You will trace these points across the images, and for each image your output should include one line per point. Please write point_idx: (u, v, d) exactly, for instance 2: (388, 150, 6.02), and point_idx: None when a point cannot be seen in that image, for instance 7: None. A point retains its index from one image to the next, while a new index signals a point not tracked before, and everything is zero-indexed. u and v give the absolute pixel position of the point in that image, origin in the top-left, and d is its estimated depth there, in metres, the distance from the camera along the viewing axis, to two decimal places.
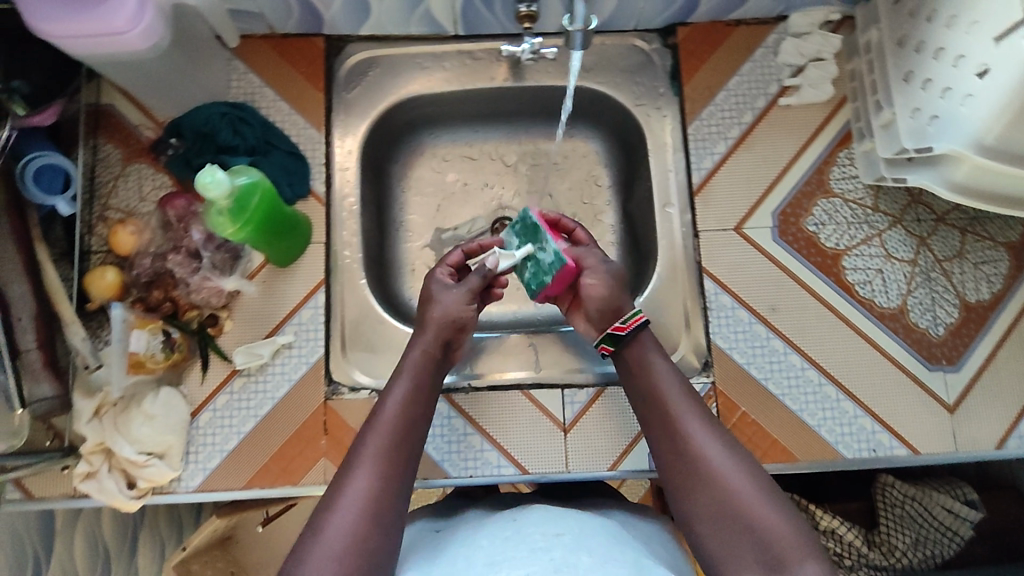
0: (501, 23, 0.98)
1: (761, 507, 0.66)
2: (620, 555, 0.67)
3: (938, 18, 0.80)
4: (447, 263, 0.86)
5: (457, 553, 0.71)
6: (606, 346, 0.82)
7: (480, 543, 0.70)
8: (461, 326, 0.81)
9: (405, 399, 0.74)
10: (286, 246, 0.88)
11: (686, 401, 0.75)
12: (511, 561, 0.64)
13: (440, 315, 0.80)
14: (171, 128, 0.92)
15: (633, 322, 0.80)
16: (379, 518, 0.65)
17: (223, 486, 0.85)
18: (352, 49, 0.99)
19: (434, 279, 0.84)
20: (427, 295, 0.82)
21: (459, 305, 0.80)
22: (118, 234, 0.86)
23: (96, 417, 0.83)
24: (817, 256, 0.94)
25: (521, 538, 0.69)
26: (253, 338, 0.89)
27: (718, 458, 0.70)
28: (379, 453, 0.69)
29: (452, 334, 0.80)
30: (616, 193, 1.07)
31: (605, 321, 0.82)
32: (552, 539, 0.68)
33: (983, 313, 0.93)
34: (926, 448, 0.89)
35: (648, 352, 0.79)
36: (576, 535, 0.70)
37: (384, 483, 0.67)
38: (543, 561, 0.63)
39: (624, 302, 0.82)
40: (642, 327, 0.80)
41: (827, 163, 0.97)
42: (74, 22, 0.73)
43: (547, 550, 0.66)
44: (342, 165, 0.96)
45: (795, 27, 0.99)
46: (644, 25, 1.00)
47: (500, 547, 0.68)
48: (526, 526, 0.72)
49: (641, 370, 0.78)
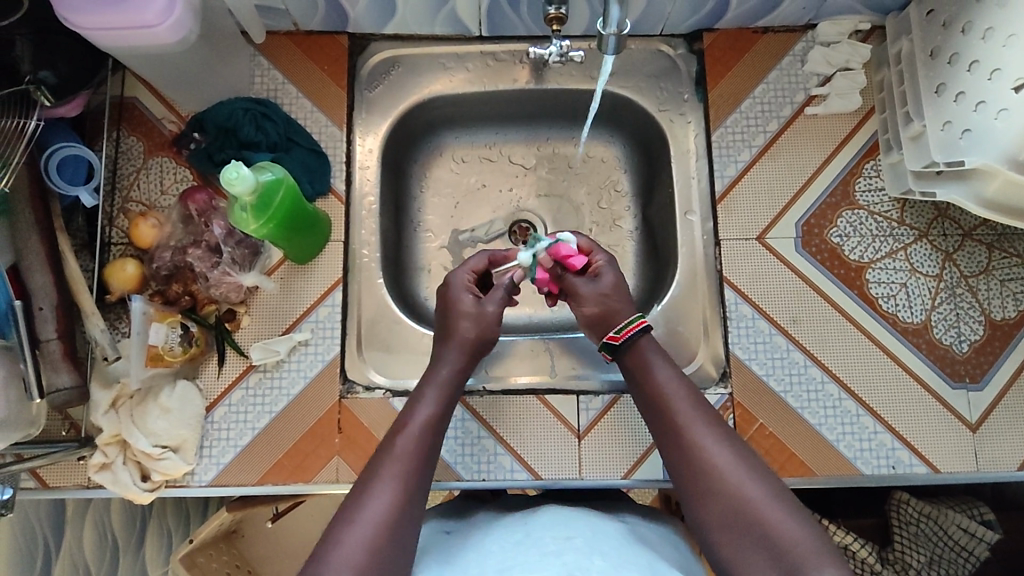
0: (526, 26, 0.97)
1: (771, 516, 0.65)
2: (634, 560, 0.67)
3: (974, 31, 0.79)
4: (469, 269, 0.85)
5: (469, 557, 0.71)
6: (605, 355, 0.81)
7: (491, 548, 0.71)
8: (489, 342, 0.82)
9: (433, 412, 0.75)
10: (306, 245, 0.88)
11: (690, 409, 0.73)
12: (522, 566, 0.64)
13: (472, 334, 0.81)
14: (195, 122, 0.92)
15: (627, 333, 0.79)
16: (400, 528, 0.65)
17: (236, 482, 0.85)
18: (376, 47, 0.99)
19: (452, 288, 0.84)
20: (454, 308, 0.83)
21: (491, 324, 0.82)
22: (139, 227, 0.86)
23: (113, 408, 0.83)
24: (840, 269, 0.93)
25: (534, 542, 0.69)
26: (270, 334, 0.89)
27: (725, 466, 0.69)
28: (401, 463, 0.69)
29: (482, 350, 0.82)
30: (636, 199, 1.06)
31: (600, 330, 0.82)
32: (563, 542, 0.68)
33: (1008, 331, 0.91)
34: (946, 467, 0.88)
35: (648, 357, 0.78)
36: (589, 539, 0.69)
37: (405, 493, 0.67)
38: (554, 564, 0.64)
39: (623, 311, 0.81)
40: (639, 335, 0.79)
41: (853, 174, 0.95)
42: (106, 15, 0.73)
43: (558, 553, 0.66)
44: (363, 163, 0.96)
45: (824, 35, 0.98)
46: (670, 30, 0.99)
47: (511, 553, 0.68)
48: (540, 530, 0.71)
49: (643, 378, 0.77)
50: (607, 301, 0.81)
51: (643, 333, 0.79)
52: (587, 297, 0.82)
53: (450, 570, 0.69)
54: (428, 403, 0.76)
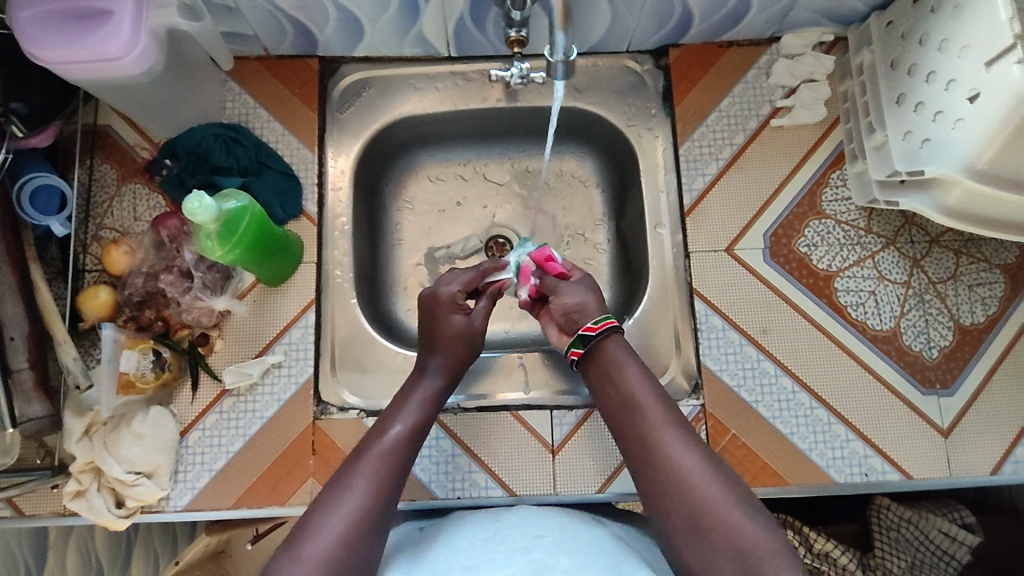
0: (494, 45, 0.98)
1: (735, 517, 0.66)
2: (602, 556, 0.67)
3: (930, 42, 0.80)
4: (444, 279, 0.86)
5: (439, 553, 0.71)
6: (575, 351, 0.81)
7: (461, 544, 0.71)
8: (474, 351, 0.84)
9: (418, 416, 0.76)
10: (277, 267, 0.88)
11: (656, 410, 0.74)
12: (490, 561, 0.65)
13: (454, 339, 0.82)
14: (166, 149, 0.93)
15: (603, 324, 0.80)
16: (373, 526, 0.66)
17: (212, 505, 0.85)
18: (346, 70, 1.00)
19: (434, 295, 0.84)
20: (433, 317, 0.83)
21: (473, 327, 0.83)
22: (112, 254, 0.88)
23: (86, 436, 0.84)
24: (809, 278, 0.94)
25: (503, 538, 0.70)
26: (244, 357, 0.89)
27: (697, 471, 0.69)
28: (383, 460, 0.70)
29: (468, 357, 0.83)
30: (609, 214, 1.07)
31: (575, 325, 0.82)
32: (532, 540, 0.68)
33: (977, 336, 0.92)
34: (920, 472, 0.88)
35: (614, 359, 0.78)
36: (557, 537, 0.70)
37: (382, 490, 0.68)
38: (520, 564, 0.63)
39: (598, 305, 0.82)
40: (612, 331, 0.80)
41: (820, 184, 0.96)
42: (69, 48, 0.74)
43: (525, 551, 0.66)
44: (335, 184, 0.97)
45: (788, 48, 0.99)
46: (636, 47, 1.01)
47: (479, 550, 0.68)
48: (507, 528, 0.72)
49: (609, 381, 0.77)
50: (585, 296, 0.83)
51: (615, 330, 0.80)
52: (567, 291, 0.83)
53: (417, 566, 0.69)
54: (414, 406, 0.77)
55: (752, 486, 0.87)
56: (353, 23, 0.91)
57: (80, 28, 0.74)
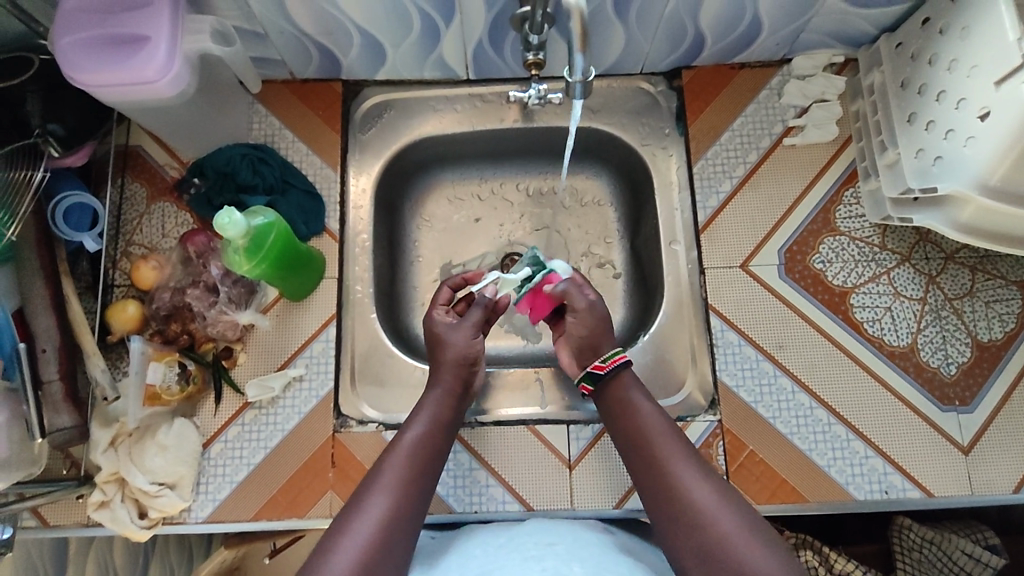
0: (511, 68, 1.01)
1: (753, 544, 0.66)
2: (615, 563, 0.67)
3: (940, 62, 0.82)
4: (441, 303, 0.88)
5: (453, 562, 0.72)
6: (587, 386, 0.81)
7: (475, 553, 0.72)
8: (475, 364, 0.83)
9: (425, 434, 0.77)
10: (300, 282, 0.91)
11: (668, 442, 0.74)
12: (504, 568, 0.66)
13: (452, 354, 0.82)
14: (195, 168, 0.96)
15: (613, 362, 0.80)
16: (390, 545, 0.67)
17: (232, 517, 0.86)
18: (368, 92, 1.04)
19: (433, 321, 0.86)
20: (435, 336, 0.84)
21: (466, 341, 0.83)
22: (140, 269, 0.89)
23: (112, 447, 0.85)
24: (825, 294, 0.94)
25: (517, 545, 0.70)
26: (266, 370, 0.91)
27: (704, 494, 0.70)
28: (396, 479, 0.72)
29: (471, 371, 0.83)
30: (624, 233, 1.08)
31: (587, 359, 0.83)
32: (546, 548, 0.69)
33: (995, 352, 0.92)
34: (941, 490, 0.87)
35: (617, 392, 0.79)
36: (570, 545, 0.70)
37: (397, 512, 0.70)
38: (535, 571, 0.64)
39: (607, 344, 0.83)
40: (622, 367, 0.80)
41: (834, 202, 0.97)
42: (108, 72, 0.77)
43: (539, 559, 0.67)
44: (356, 203, 0.99)
45: (799, 69, 1.01)
46: (650, 68, 1.03)
47: (494, 556, 0.69)
48: (521, 536, 0.73)
49: (623, 411, 0.78)
50: (593, 326, 0.83)
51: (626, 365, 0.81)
52: (576, 321, 0.84)
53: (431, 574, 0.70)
54: (422, 425, 0.77)
55: (771, 503, 0.87)
56: (376, 47, 0.95)
57: (118, 53, 0.77)
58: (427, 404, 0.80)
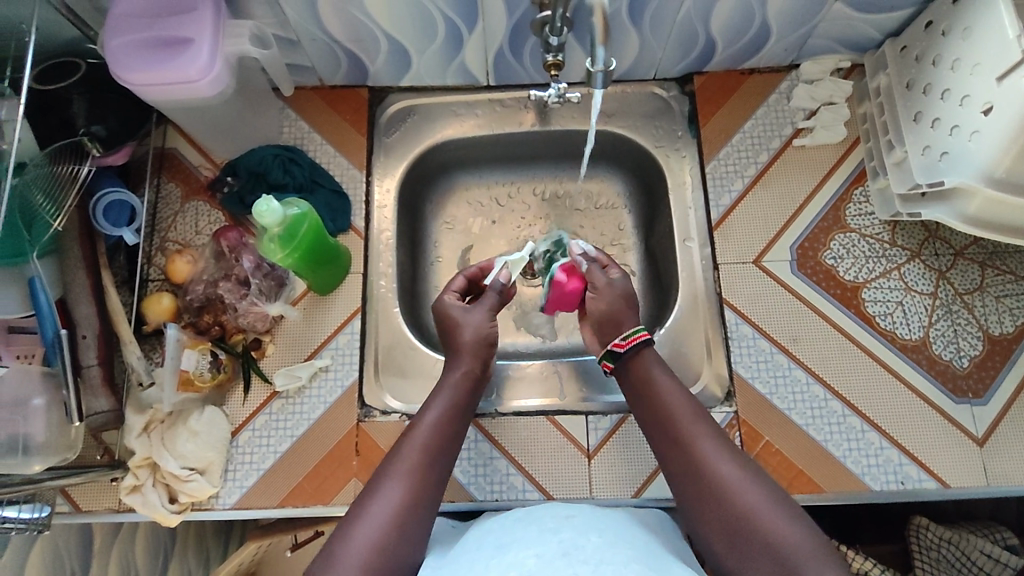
0: (529, 73, 1.06)
1: (769, 517, 0.67)
2: (631, 538, 0.69)
3: (943, 63, 0.86)
4: (452, 289, 0.90)
5: (472, 538, 0.74)
6: (607, 363, 0.84)
7: (493, 527, 0.74)
8: (491, 346, 0.86)
9: (441, 418, 0.79)
10: (329, 275, 0.94)
11: (690, 421, 0.76)
12: (522, 540, 0.67)
13: (471, 338, 0.85)
14: (228, 168, 1.01)
15: (632, 341, 0.82)
16: (410, 523, 0.70)
17: (259, 504, 0.88)
18: (393, 98, 1.08)
19: (445, 305, 0.88)
20: (449, 320, 0.87)
21: (483, 324, 0.86)
22: (176, 262, 0.94)
23: (145, 432, 0.88)
24: (837, 289, 0.96)
25: (536, 519, 0.72)
26: (294, 360, 0.94)
27: (723, 472, 0.71)
28: (411, 462, 0.74)
29: (486, 354, 0.85)
30: (639, 234, 1.12)
31: (609, 336, 0.85)
32: (563, 521, 0.71)
33: (1007, 346, 0.93)
34: (956, 482, 0.88)
35: (647, 366, 0.81)
36: (587, 518, 0.72)
37: (415, 493, 0.72)
38: (553, 542, 0.65)
39: (628, 320, 0.84)
40: (642, 345, 0.82)
41: (843, 200, 1.00)
42: (153, 72, 0.82)
43: (557, 531, 0.68)
44: (381, 203, 1.03)
45: (807, 74, 1.05)
46: (663, 74, 1.07)
47: (512, 529, 0.71)
48: (538, 510, 0.74)
49: (643, 387, 0.80)
50: (619, 304, 0.85)
51: (648, 342, 0.83)
52: (602, 297, 0.85)
53: (451, 550, 0.72)
54: (437, 408, 0.79)
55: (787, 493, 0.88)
56: (403, 54, 1.00)
57: (165, 55, 0.83)
58: (443, 388, 0.82)
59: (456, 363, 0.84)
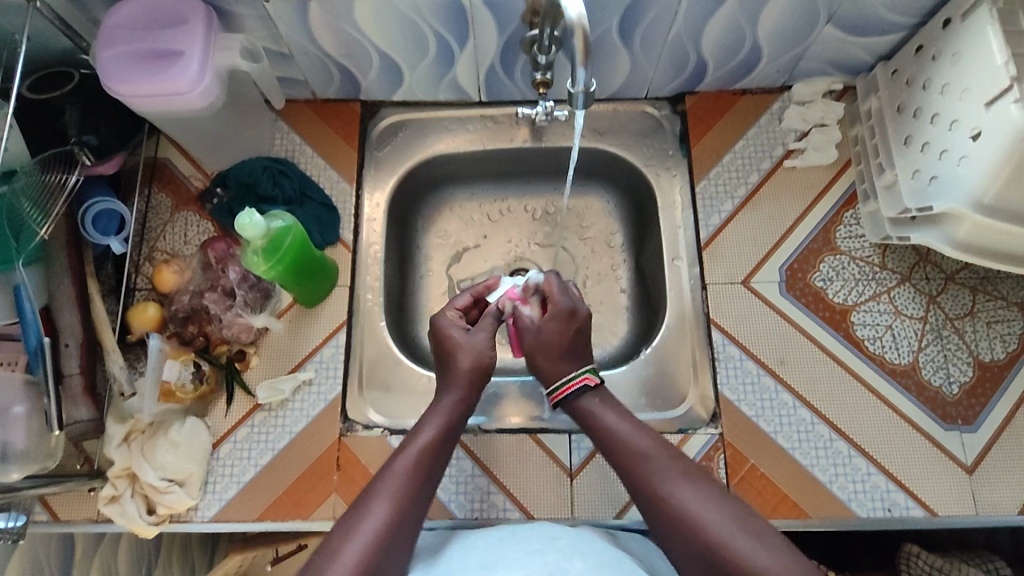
0: (521, 90, 1.06)
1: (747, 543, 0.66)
2: (614, 562, 0.68)
3: (933, 87, 0.85)
4: (455, 307, 0.89)
5: (456, 555, 0.73)
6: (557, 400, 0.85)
7: (477, 545, 0.73)
8: (488, 371, 0.84)
9: (432, 437, 0.77)
10: (312, 289, 0.94)
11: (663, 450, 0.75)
12: (506, 562, 0.67)
13: (470, 364, 0.83)
14: (218, 179, 1.01)
15: (558, 394, 0.83)
16: (394, 543, 0.68)
17: (237, 517, 0.88)
18: (385, 112, 1.09)
19: (447, 326, 0.87)
20: (449, 341, 0.86)
21: (484, 349, 0.85)
22: (163, 273, 0.94)
23: (125, 442, 0.88)
24: (825, 311, 0.96)
25: (519, 539, 0.72)
26: (277, 373, 0.94)
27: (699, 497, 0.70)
28: (400, 482, 0.72)
29: (482, 377, 0.84)
30: (629, 252, 1.11)
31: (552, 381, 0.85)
32: (547, 542, 0.70)
33: (997, 372, 0.92)
34: (945, 509, 0.87)
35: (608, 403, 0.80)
36: (572, 540, 0.71)
37: (401, 512, 0.70)
38: (537, 565, 0.65)
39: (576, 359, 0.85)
40: (579, 393, 0.82)
41: (833, 223, 0.99)
42: (144, 84, 0.83)
43: (542, 553, 0.68)
44: (370, 216, 1.03)
45: (799, 95, 1.05)
46: (655, 93, 1.08)
47: (496, 549, 0.70)
48: (525, 530, 0.74)
49: (609, 418, 0.79)
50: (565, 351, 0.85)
51: (585, 389, 0.82)
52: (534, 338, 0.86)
53: (435, 568, 0.72)
54: (429, 430, 0.78)
55: (773, 517, 0.86)
56: (394, 69, 1.00)
57: (154, 67, 0.83)
58: (433, 409, 0.81)
59: (449, 383, 0.83)
